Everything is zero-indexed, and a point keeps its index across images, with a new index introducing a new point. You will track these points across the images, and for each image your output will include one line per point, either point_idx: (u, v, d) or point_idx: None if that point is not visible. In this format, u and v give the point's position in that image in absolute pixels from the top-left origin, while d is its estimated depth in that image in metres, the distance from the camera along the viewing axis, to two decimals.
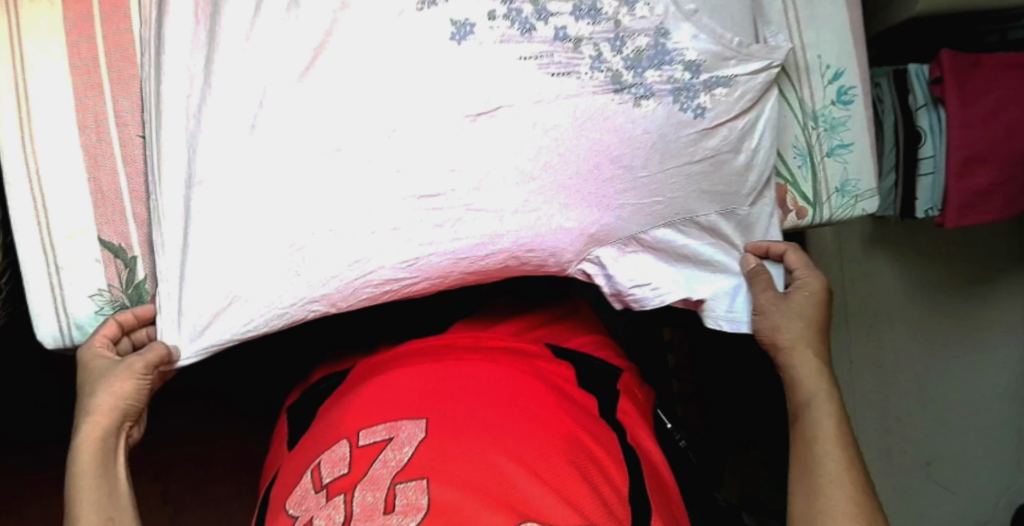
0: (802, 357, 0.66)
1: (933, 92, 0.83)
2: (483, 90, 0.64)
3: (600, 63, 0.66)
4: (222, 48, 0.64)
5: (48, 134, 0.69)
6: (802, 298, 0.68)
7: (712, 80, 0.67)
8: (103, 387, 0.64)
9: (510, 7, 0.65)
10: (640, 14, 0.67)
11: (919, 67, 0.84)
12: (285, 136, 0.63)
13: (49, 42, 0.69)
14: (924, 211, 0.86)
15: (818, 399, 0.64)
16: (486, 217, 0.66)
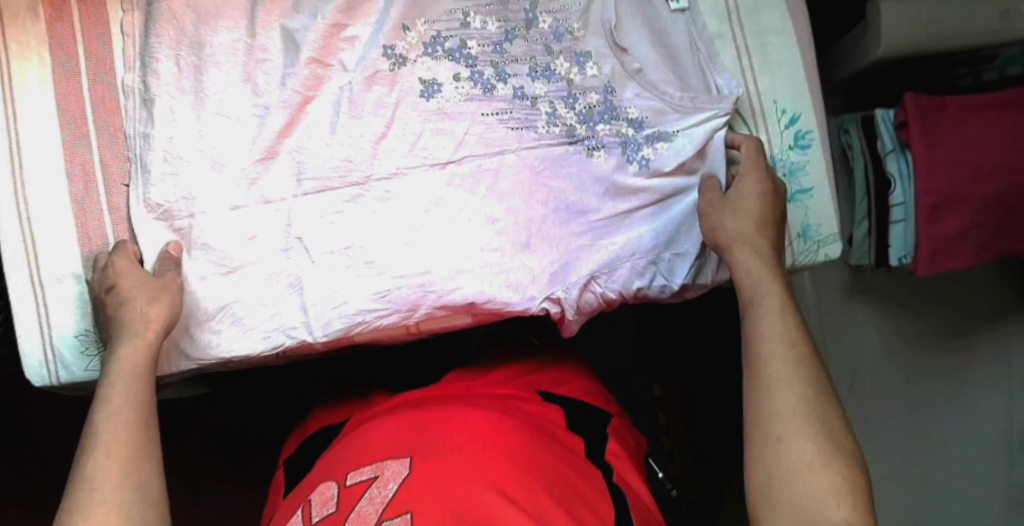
0: (741, 251, 0.62)
1: (900, 137, 0.85)
2: (443, 143, 0.69)
3: (557, 119, 0.70)
4: (203, 100, 0.68)
5: (38, 181, 0.73)
6: (744, 197, 0.65)
7: (655, 134, 0.70)
8: (153, 298, 0.63)
9: (473, 69, 0.70)
10: (592, 72, 0.71)
11: (885, 113, 0.87)
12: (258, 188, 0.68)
13: (39, 97, 0.73)
14: (898, 257, 0.88)
15: (758, 295, 0.59)
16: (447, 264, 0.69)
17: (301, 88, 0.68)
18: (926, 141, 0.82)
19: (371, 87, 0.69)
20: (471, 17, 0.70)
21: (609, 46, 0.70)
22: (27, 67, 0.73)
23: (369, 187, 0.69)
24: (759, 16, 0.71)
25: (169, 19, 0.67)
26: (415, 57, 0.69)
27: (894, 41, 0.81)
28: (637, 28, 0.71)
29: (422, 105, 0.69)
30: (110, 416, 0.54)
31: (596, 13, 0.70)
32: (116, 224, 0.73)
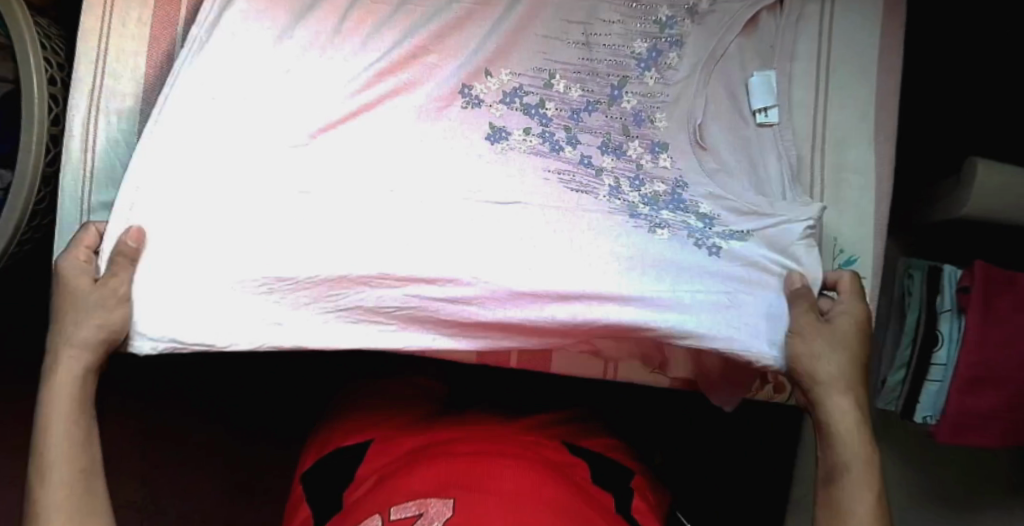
0: (839, 398, 0.57)
1: (959, 299, 0.82)
2: (489, 180, 0.66)
3: (619, 193, 0.66)
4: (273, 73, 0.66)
5: (111, 111, 0.76)
6: (845, 334, 0.60)
7: (728, 232, 0.64)
8: (85, 313, 0.59)
9: (545, 128, 0.68)
10: (664, 163, 0.67)
11: (953, 270, 0.84)
12: (294, 174, 0.65)
13: (134, 34, 0.76)
14: (923, 416, 0.84)
15: (857, 460, 0.55)
16: (463, 302, 0.62)
17: (371, 97, 0.66)
18: (986, 310, 0.79)
19: (443, 116, 0.67)
20: (556, 78, 0.68)
21: (688, 140, 0.67)
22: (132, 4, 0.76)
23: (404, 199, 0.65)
24: (843, 152, 0.69)
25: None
26: (492, 102, 0.68)
27: (983, 202, 0.78)
28: (721, 131, 0.68)
29: (486, 150, 0.67)
30: (47, 452, 0.55)
31: (684, 105, 0.67)
32: None
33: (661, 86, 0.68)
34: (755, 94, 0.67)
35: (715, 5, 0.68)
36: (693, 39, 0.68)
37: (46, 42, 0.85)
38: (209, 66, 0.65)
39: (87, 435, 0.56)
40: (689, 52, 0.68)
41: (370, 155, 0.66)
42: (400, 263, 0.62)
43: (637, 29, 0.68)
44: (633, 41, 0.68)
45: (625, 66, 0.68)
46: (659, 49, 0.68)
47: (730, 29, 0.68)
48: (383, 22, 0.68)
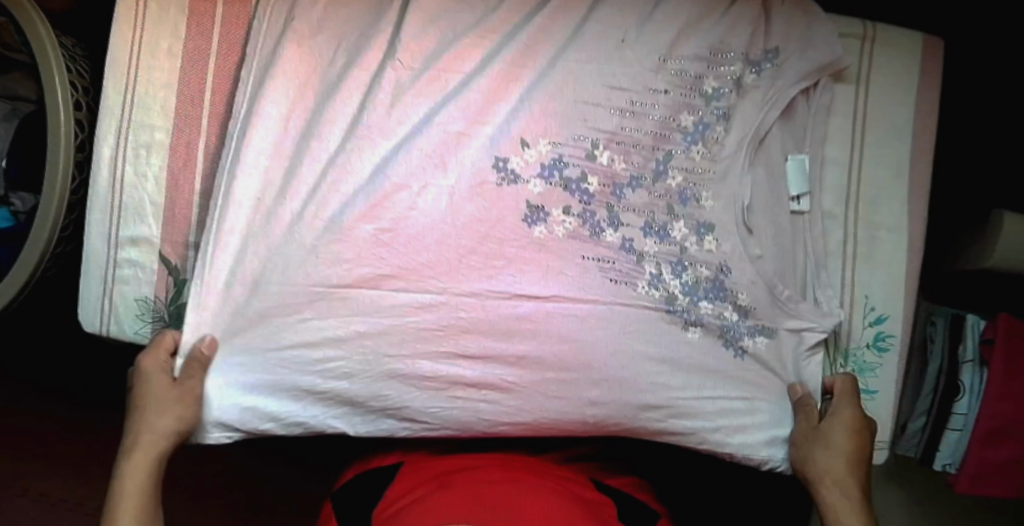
0: (829, 492, 0.66)
1: (981, 351, 0.82)
2: (527, 261, 0.70)
3: (659, 283, 0.69)
4: (318, 152, 0.69)
5: (139, 145, 0.75)
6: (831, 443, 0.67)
7: (755, 328, 0.70)
8: (161, 410, 0.68)
9: (586, 206, 0.69)
10: (709, 247, 0.69)
11: (976, 320, 0.84)
12: (340, 252, 0.68)
13: (163, 67, 0.75)
14: (942, 464, 0.84)
15: None
16: (500, 374, 0.70)
17: (409, 171, 0.68)
18: (1007, 365, 0.79)
19: (474, 197, 0.68)
20: (599, 149, 0.68)
21: (735, 223, 0.68)
22: (164, 35, 0.75)
23: (447, 296, 0.69)
24: (875, 211, 0.70)
25: (291, 71, 0.70)
26: (528, 177, 0.68)
27: (1009, 256, 0.78)
28: (766, 216, 0.69)
29: (524, 232, 0.69)
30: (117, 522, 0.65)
31: (732, 186, 0.68)
32: (203, 211, 0.75)
33: (706, 163, 0.68)
34: (793, 180, 0.69)
35: (761, 81, 0.67)
36: (743, 112, 0.67)
37: (71, 65, 0.83)
38: (256, 153, 0.70)
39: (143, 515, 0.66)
40: (736, 128, 0.67)
41: (408, 229, 0.68)
42: (448, 341, 0.70)
43: (684, 102, 0.67)
44: (681, 113, 0.67)
45: (669, 138, 0.68)
46: (707, 122, 0.67)
47: (774, 105, 0.67)
48: (416, 98, 0.68)
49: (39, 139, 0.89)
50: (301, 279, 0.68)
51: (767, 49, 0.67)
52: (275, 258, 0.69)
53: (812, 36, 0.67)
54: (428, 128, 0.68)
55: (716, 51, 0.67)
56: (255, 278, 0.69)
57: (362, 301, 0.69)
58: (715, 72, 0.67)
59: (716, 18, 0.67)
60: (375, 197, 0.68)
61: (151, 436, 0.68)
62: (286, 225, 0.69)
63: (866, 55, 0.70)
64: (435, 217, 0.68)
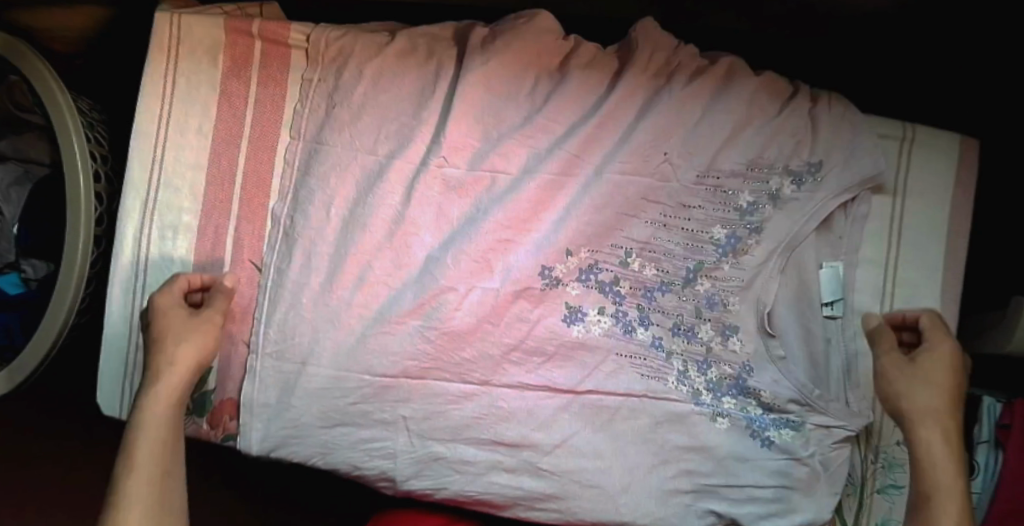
0: (926, 433, 0.60)
1: (997, 433, 0.84)
2: (566, 354, 0.70)
3: (684, 380, 0.69)
4: (360, 246, 0.70)
5: (166, 223, 0.73)
6: (932, 375, 0.61)
7: (781, 420, 0.70)
8: (186, 340, 0.66)
9: (619, 306, 0.70)
10: (733, 346, 0.69)
11: (992, 402, 0.86)
12: (387, 348, 0.70)
13: (193, 144, 0.73)
14: None
15: (937, 495, 0.58)
16: (535, 462, 0.71)
17: (450, 273, 0.69)
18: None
19: (520, 298, 0.70)
20: (632, 257, 0.69)
21: (757, 327, 0.69)
22: (193, 112, 0.73)
23: (488, 391, 0.71)
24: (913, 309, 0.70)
25: (331, 168, 0.70)
26: (569, 281, 0.70)
27: None
28: (787, 317, 0.69)
29: (564, 332, 0.70)
30: (133, 476, 0.60)
31: (755, 291, 0.68)
32: None
33: (736, 272, 0.68)
34: (824, 288, 0.69)
35: (800, 193, 0.68)
36: (776, 223, 0.68)
37: (90, 133, 0.81)
38: (298, 245, 0.70)
39: (164, 470, 0.61)
40: (767, 239, 0.68)
41: (452, 326, 0.70)
42: (487, 429, 0.71)
43: (718, 214, 0.68)
44: (712, 227, 0.68)
45: (702, 249, 0.68)
46: (738, 235, 0.68)
47: (812, 219, 0.67)
48: (462, 200, 0.69)
49: (53, 206, 0.87)
50: (347, 372, 0.71)
51: (804, 161, 0.68)
52: (317, 349, 0.71)
53: (851, 147, 0.67)
54: (474, 232, 0.68)
55: (754, 165, 0.68)
56: (300, 366, 0.71)
57: (405, 390, 0.71)
58: (751, 186, 0.68)
59: (755, 130, 0.68)
60: (419, 294, 0.70)
61: (173, 376, 0.65)
62: (332, 318, 0.70)
63: (904, 153, 0.70)
64: (480, 313, 0.70)
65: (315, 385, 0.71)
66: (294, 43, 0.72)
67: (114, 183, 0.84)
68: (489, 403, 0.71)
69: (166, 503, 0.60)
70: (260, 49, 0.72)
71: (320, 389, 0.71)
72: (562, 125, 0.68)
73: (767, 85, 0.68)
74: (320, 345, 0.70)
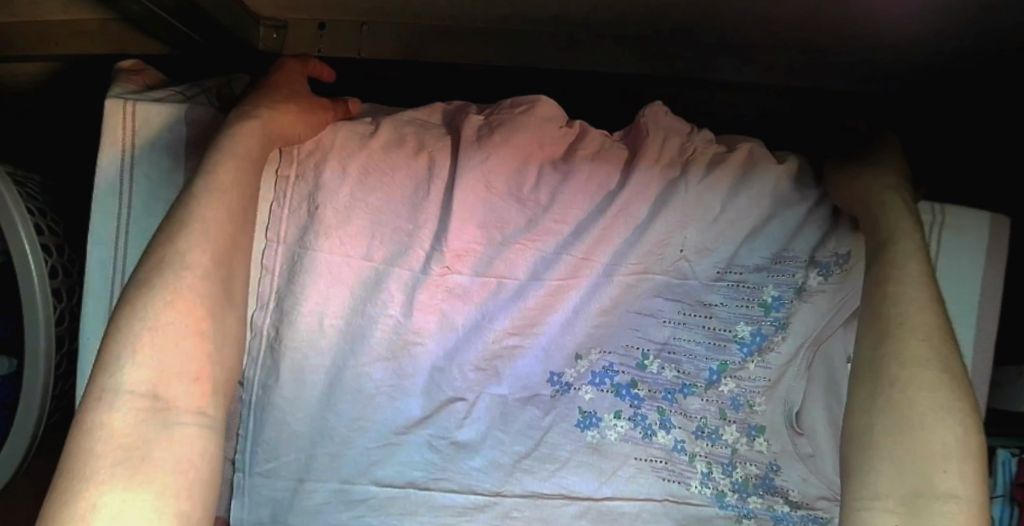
0: (890, 196, 0.55)
1: (1013, 491, 0.81)
2: (580, 459, 0.65)
3: (709, 480, 0.65)
4: (359, 354, 0.64)
5: None
6: (886, 165, 0.59)
7: (810, 516, 0.65)
8: (287, 110, 0.59)
9: (637, 409, 0.66)
10: (760, 447, 0.65)
11: (1006, 458, 0.83)
12: (388, 458, 0.65)
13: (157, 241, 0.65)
14: None
15: (884, 280, 0.49)
16: None
17: (461, 384, 0.65)
18: None
19: (530, 402, 0.66)
20: (649, 358, 0.66)
21: (784, 425, 0.65)
22: (160, 211, 0.65)
23: (499, 501, 0.65)
24: None
25: (320, 275, 0.64)
26: (580, 385, 0.66)
27: None
28: (819, 415, 0.65)
29: (577, 437, 0.66)
30: (182, 251, 0.48)
31: (781, 390, 0.65)
32: None
33: (760, 370, 0.64)
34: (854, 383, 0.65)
35: (829, 286, 0.63)
36: (802, 317, 0.63)
37: (40, 221, 0.69)
38: (284, 355, 0.64)
39: (223, 259, 0.50)
40: (795, 334, 0.64)
41: (458, 431, 0.65)
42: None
43: (742, 309, 0.65)
44: (736, 323, 0.65)
45: (726, 347, 0.65)
46: (765, 332, 0.64)
47: (842, 312, 0.63)
48: (464, 307, 0.64)
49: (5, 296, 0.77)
50: (351, 487, 0.65)
51: (834, 251, 0.63)
52: (313, 461, 0.65)
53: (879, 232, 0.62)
54: (479, 339, 0.65)
55: (779, 257, 0.65)
56: (297, 483, 0.65)
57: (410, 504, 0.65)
58: (775, 279, 0.64)
59: (780, 221, 0.65)
60: (428, 403, 0.65)
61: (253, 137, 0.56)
62: (328, 429, 0.65)
63: (934, 238, 0.66)
64: (489, 416, 0.66)
65: (314, 501, 0.65)
66: None
67: (71, 273, 0.73)
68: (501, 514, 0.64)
69: (228, 283, 0.50)
70: None
71: (319, 506, 0.65)
72: (571, 225, 0.64)
73: (790, 175, 0.66)
74: (318, 456, 0.65)
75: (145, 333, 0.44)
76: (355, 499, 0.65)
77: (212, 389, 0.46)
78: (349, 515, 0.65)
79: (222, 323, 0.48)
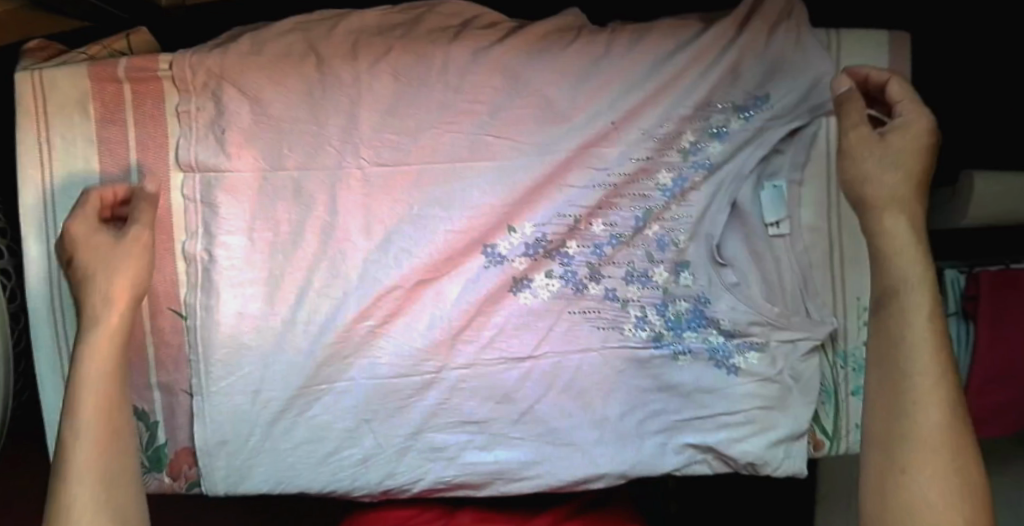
0: (893, 222, 0.54)
1: (965, 306, 0.85)
2: (519, 327, 0.66)
3: (644, 324, 0.66)
4: (290, 259, 0.65)
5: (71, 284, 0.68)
6: (897, 160, 0.55)
7: (746, 343, 0.67)
8: (117, 269, 0.59)
9: (567, 267, 0.66)
10: (686, 281, 0.66)
11: (954, 276, 0.86)
12: (332, 360, 0.66)
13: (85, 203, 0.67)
14: None
15: (913, 338, 0.51)
16: (512, 441, 0.67)
17: (391, 281, 0.64)
18: (991, 318, 0.82)
19: (463, 279, 0.65)
20: (581, 220, 0.64)
21: (707, 258, 0.65)
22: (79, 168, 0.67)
23: (444, 376, 0.66)
24: None
25: (235, 182, 0.64)
26: (513, 256, 0.65)
27: (984, 211, 0.78)
28: (738, 245, 0.66)
29: (516, 302, 0.66)
30: (82, 403, 0.55)
31: (706, 225, 0.65)
32: (158, 350, 0.67)
33: (684, 211, 0.64)
34: (766, 208, 0.64)
35: (753, 127, 0.62)
36: (721, 155, 0.63)
37: None
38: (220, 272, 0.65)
39: (115, 418, 0.56)
40: (716, 174, 0.63)
41: (398, 324, 0.66)
42: (454, 411, 0.67)
43: (662, 161, 0.63)
44: (656, 173, 0.63)
45: (646, 196, 0.64)
46: (686, 178, 0.63)
47: (757, 144, 0.63)
48: (391, 202, 0.63)
49: None
50: (304, 389, 0.66)
51: (752, 86, 0.62)
52: (263, 371, 0.66)
53: (800, 69, 0.62)
54: (405, 222, 0.64)
55: (703, 104, 0.62)
56: (254, 396, 0.67)
57: (360, 397, 0.66)
58: (692, 124, 0.62)
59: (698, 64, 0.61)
60: (352, 295, 0.65)
61: (103, 333, 0.58)
62: (267, 336, 0.66)
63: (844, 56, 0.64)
64: (423, 304, 0.66)
65: (273, 407, 0.67)
66: (162, 73, 0.65)
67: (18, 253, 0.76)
68: (450, 389, 0.66)
69: (120, 429, 0.56)
70: (130, 91, 0.66)
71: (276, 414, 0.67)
72: (487, 104, 0.62)
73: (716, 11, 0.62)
74: (262, 366, 0.66)
75: (75, 476, 0.53)
76: (309, 400, 0.67)
77: (123, 479, 0.55)
78: (307, 417, 0.67)
79: (118, 454, 0.56)
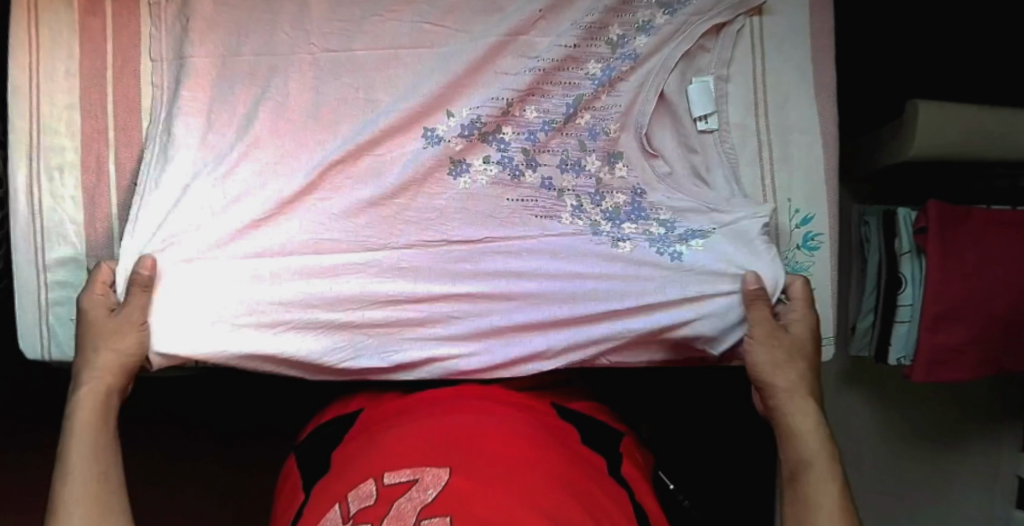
0: (791, 400, 0.63)
1: (916, 240, 0.85)
2: (459, 212, 0.70)
3: (580, 213, 0.70)
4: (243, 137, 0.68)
5: (48, 157, 0.72)
6: (793, 351, 0.64)
7: (688, 233, 0.69)
8: (115, 340, 0.63)
9: (505, 155, 0.70)
10: (621, 172, 0.70)
11: (907, 212, 0.87)
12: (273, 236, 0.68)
13: (64, 89, 0.72)
14: (897, 358, 0.88)
15: (810, 458, 0.60)
16: (443, 323, 0.69)
17: (334, 159, 0.68)
18: (942, 250, 0.81)
19: (407, 164, 0.69)
20: (514, 106, 0.69)
21: (639, 149, 0.70)
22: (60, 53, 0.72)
23: (384, 254, 0.69)
24: (785, 112, 0.70)
25: (198, 74, 0.69)
26: (452, 138, 0.69)
27: (929, 142, 0.79)
28: (666, 137, 0.71)
29: (452, 188, 0.70)
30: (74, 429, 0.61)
31: (633, 116, 0.70)
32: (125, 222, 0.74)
33: (613, 100, 0.69)
34: (696, 102, 0.70)
35: (675, 21, 0.68)
36: (646, 46, 0.68)
37: None
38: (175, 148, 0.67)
39: (101, 443, 0.61)
40: (642, 67, 0.69)
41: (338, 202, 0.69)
42: None
43: (589, 49, 0.68)
44: (585, 62, 0.68)
45: (576, 84, 0.68)
46: (615, 67, 0.68)
47: (682, 40, 0.68)
48: (338, 82, 0.69)
49: None
50: (245, 260, 0.67)
51: None
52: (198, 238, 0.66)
53: None
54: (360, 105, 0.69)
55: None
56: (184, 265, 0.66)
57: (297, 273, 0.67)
58: (621, 19, 0.68)
59: None
60: (303, 170, 0.68)
61: (89, 395, 0.62)
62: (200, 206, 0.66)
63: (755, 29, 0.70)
64: (366, 185, 0.69)
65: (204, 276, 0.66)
66: None
67: None
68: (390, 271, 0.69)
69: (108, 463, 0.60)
70: None
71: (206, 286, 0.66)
72: None
73: None
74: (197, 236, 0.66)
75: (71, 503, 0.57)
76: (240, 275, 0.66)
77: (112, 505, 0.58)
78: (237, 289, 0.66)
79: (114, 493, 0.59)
